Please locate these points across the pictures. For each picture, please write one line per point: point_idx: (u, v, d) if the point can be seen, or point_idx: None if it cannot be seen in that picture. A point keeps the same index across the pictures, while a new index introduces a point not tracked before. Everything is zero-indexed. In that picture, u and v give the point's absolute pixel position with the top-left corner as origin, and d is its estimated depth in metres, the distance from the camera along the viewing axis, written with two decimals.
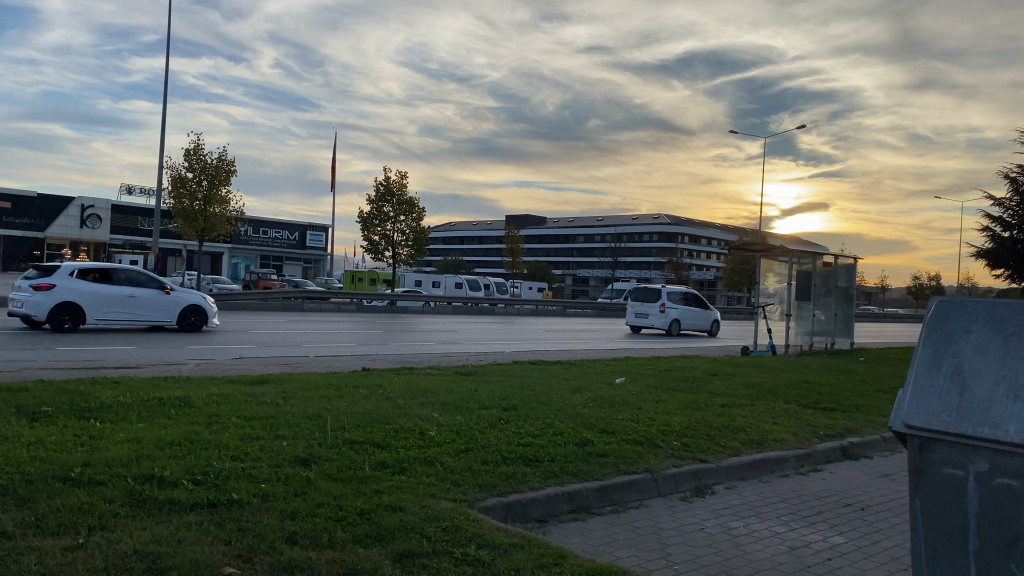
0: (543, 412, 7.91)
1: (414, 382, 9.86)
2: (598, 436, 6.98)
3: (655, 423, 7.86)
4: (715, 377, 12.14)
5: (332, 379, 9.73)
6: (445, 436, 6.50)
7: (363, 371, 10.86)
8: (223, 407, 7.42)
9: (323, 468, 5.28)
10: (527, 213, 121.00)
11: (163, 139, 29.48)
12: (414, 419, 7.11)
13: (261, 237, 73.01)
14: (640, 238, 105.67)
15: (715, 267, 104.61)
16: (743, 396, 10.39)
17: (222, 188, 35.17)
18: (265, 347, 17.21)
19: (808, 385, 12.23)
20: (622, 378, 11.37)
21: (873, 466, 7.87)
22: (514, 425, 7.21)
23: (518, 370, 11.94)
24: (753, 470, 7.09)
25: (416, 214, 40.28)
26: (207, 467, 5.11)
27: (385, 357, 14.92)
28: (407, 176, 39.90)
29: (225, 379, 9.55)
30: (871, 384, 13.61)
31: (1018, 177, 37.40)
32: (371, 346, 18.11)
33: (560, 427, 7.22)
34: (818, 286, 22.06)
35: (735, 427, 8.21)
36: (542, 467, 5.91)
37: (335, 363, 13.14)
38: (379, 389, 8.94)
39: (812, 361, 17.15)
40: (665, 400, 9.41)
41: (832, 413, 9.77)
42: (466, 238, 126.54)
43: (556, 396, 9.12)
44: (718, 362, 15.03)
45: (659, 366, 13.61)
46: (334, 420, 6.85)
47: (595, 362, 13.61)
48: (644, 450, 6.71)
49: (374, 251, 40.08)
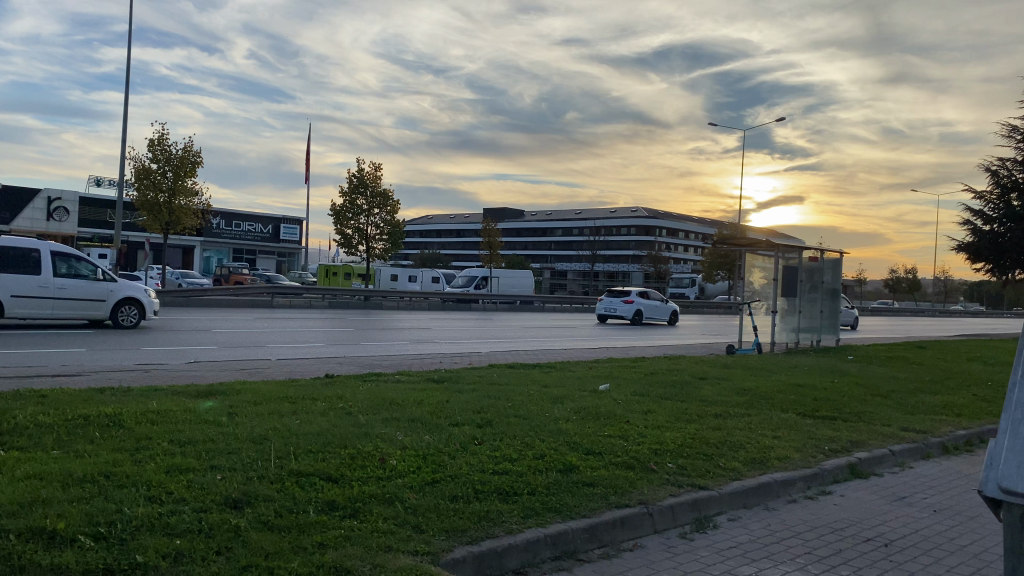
0: (521, 430, 7.08)
1: (380, 393, 8.98)
2: (584, 459, 6.15)
3: (645, 441, 7.05)
4: (704, 382, 11.37)
5: (288, 389, 8.85)
6: (408, 463, 5.65)
7: (325, 380, 9.95)
8: (156, 428, 6.50)
9: (258, 513, 4.43)
10: (505, 207, 120.31)
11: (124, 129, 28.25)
12: (374, 441, 6.25)
13: (234, 230, 71.45)
14: (618, 231, 105.32)
15: (691, 260, 104.64)
16: (735, 405, 9.63)
17: (188, 179, 33.96)
18: (227, 349, 16.24)
19: (802, 389, 11.49)
20: (606, 383, 10.58)
21: (885, 487, 7.11)
22: (488, 446, 6.37)
23: (495, 376, 11.14)
24: (756, 495, 6.30)
25: (390, 207, 39.25)
26: (116, 514, 4.23)
27: (353, 359, 14.03)
28: (381, 168, 38.89)
29: (170, 390, 8.61)
30: (865, 385, 12.97)
31: (998, 171, 37.45)
32: (341, 348, 17.21)
33: (541, 449, 6.38)
34: (804, 282, 21.40)
35: (732, 444, 7.43)
36: (520, 503, 5.07)
37: (297, 367, 12.22)
38: (339, 402, 8.08)
39: (800, 360, 16.53)
40: (654, 411, 8.62)
41: (834, 423, 9.03)
42: (444, 232, 125.60)
43: (535, 408, 8.30)
44: (704, 363, 14.30)
45: (644, 368, 12.87)
46: (282, 445, 5.98)
47: (576, 364, 12.81)
48: (637, 478, 5.89)
49: (347, 245, 39.03)
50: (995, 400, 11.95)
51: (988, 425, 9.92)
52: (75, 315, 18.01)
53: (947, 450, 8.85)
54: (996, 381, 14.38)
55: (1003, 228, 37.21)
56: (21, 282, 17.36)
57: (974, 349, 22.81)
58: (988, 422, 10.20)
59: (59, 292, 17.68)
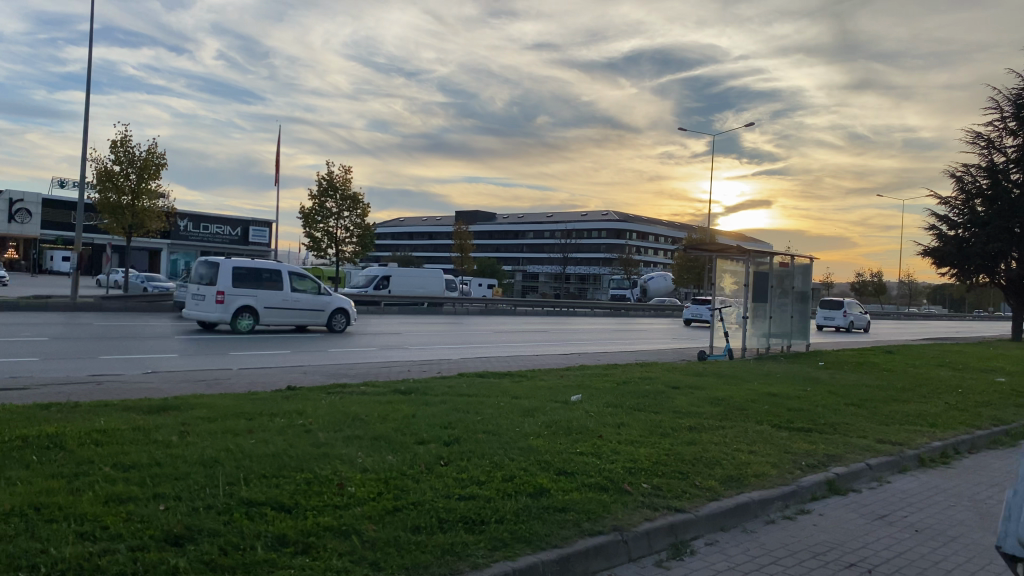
0: (489, 448, 6.77)
1: (344, 406, 8.61)
2: (555, 481, 5.86)
3: (618, 458, 6.77)
4: (677, 391, 11.13)
5: (247, 404, 8.47)
6: (368, 489, 5.33)
7: (286, 393, 9.57)
8: (100, 450, 6.12)
9: (201, 552, 4.08)
10: (476, 210, 119.92)
11: (85, 129, 27.48)
12: (334, 464, 5.92)
13: (201, 232, 70.26)
14: (589, 234, 105.39)
15: (662, 263, 105.10)
16: (709, 416, 9.39)
17: (152, 182, 33.17)
18: (189, 357, 15.74)
19: (776, 398, 11.30)
20: (578, 394, 10.31)
21: (864, 504, 6.89)
22: (455, 467, 6.06)
23: (465, 386, 10.82)
24: (733, 517, 6.04)
25: (360, 210, 38.70)
26: (41, 556, 3.86)
27: (318, 368, 13.62)
28: (351, 171, 38.35)
29: (120, 406, 8.19)
30: (838, 392, 12.82)
31: (961, 177, 38.17)
32: (306, 356, 16.75)
33: (510, 469, 6.08)
34: (775, 287, 21.30)
35: (708, 460, 7.17)
36: (487, 533, 4.75)
37: (259, 378, 11.77)
38: (300, 418, 7.72)
39: (772, 366, 16.39)
40: (627, 424, 8.36)
41: (810, 436, 8.82)
42: (415, 234, 124.87)
43: (506, 422, 8.00)
44: (677, 371, 14.08)
45: (617, 376, 12.59)
46: (234, 470, 5.63)
47: (549, 373, 12.53)
48: (611, 501, 5.60)
49: (316, 249, 38.42)
50: (967, 408, 11.86)
51: (962, 436, 9.80)
52: (302, 322, 22.95)
53: (923, 462, 8.69)
54: (967, 388, 14.33)
55: (969, 233, 37.66)
56: (268, 296, 22.29)
57: (942, 353, 22.89)
58: (963, 432, 10.08)
59: (295, 304, 22.65)
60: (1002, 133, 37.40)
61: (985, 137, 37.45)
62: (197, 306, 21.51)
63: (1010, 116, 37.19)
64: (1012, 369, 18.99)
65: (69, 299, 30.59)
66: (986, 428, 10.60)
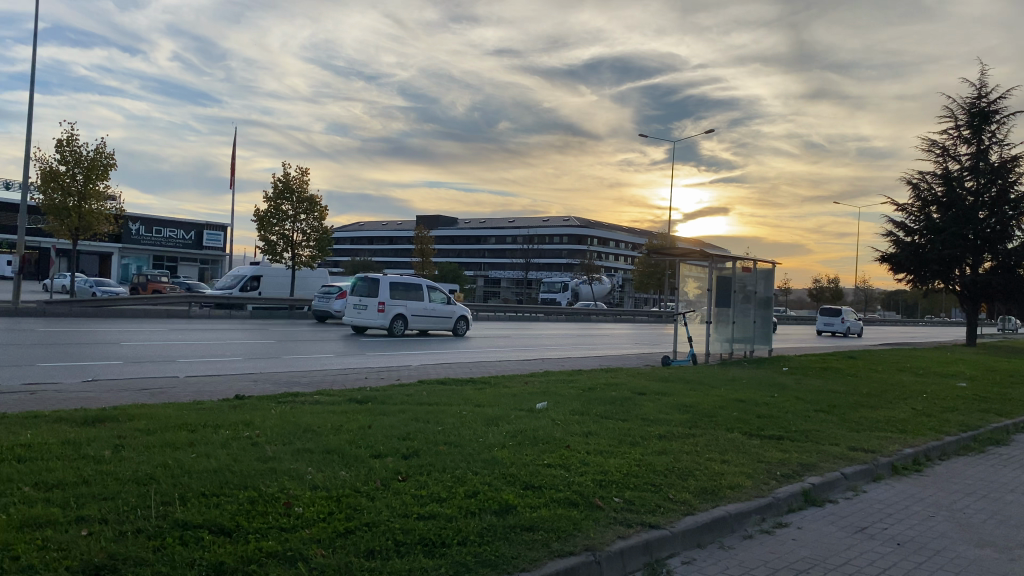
0: (451, 460, 6.36)
1: (295, 418, 8.10)
2: (521, 497, 5.47)
3: (587, 470, 6.41)
4: (643, 398, 10.81)
5: (192, 415, 7.94)
6: (319, 509, 4.88)
7: (234, 403, 9.03)
8: (23, 467, 5.58)
9: None
10: (437, 214, 119.25)
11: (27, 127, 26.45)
12: (281, 481, 5.46)
13: (154, 236, 68.58)
14: (551, 239, 105.49)
15: (623, 269, 105.60)
16: (678, 424, 9.08)
17: (99, 183, 32.13)
18: (134, 364, 15.03)
19: (743, 404, 11.05)
20: (544, 401, 9.92)
21: (841, 516, 6.60)
22: (413, 483, 5.63)
23: (425, 394, 10.37)
24: (709, 532, 5.71)
25: (317, 212, 38.05)
26: None
27: (271, 376, 13.04)
28: (307, 173, 37.69)
29: (51, 417, 7.61)
30: (803, 396, 12.65)
31: (918, 183, 38.71)
32: (260, 362, 16.14)
33: (473, 484, 5.67)
34: (738, 292, 21.25)
35: (680, 471, 6.83)
36: (448, 557, 4.33)
37: (207, 386, 11.19)
38: (248, 430, 7.23)
39: (735, 372, 16.22)
40: (595, 433, 8.00)
41: (782, 443, 8.55)
42: (375, 239, 123.72)
43: (468, 432, 7.58)
44: (641, 376, 13.80)
45: (582, 383, 12.25)
46: (171, 489, 5.14)
47: (512, 380, 12.13)
48: (581, 517, 5.23)
49: (271, 253, 37.58)
50: (934, 414, 11.76)
51: (933, 443, 9.64)
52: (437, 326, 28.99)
53: (896, 470, 8.46)
54: (930, 393, 14.31)
55: (924, 239, 38.27)
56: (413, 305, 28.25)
57: (901, 358, 23.07)
58: (932, 438, 9.93)
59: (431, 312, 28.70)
60: (956, 141, 38.14)
61: (940, 144, 38.15)
62: (361, 314, 27.49)
63: (963, 124, 37.97)
64: (971, 373, 19.12)
65: (11, 304, 29.39)
66: (954, 434, 10.48)
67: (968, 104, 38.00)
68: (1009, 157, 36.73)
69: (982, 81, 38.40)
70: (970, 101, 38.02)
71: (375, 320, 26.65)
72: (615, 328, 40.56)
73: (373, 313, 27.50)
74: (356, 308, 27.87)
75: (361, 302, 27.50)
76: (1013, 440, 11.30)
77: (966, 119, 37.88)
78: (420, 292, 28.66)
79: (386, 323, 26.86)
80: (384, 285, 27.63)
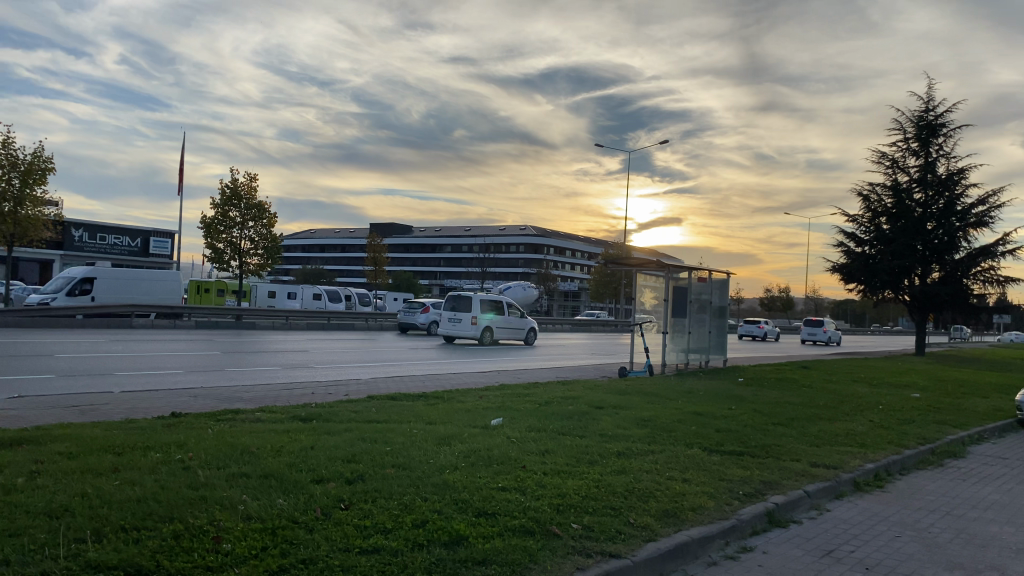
0: (400, 485, 5.95)
1: (234, 439, 7.62)
2: (472, 526, 5.09)
3: (544, 493, 6.05)
4: (601, 412, 10.51)
5: (121, 436, 7.40)
6: (251, 544, 4.46)
7: (170, 422, 8.49)
8: None
9: None
10: (392, 222, 118.36)
11: None
12: (213, 512, 5.01)
13: (98, 243, 66.55)
14: (507, 248, 105.38)
15: (578, 278, 106.09)
16: (637, 440, 8.78)
17: (36, 187, 30.92)
18: (67, 378, 14.29)
19: (702, 417, 10.82)
20: (498, 417, 9.57)
21: (806, 539, 6.35)
22: (357, 512, 5.22)
23: (374, 410, 9.92)
24: (671, 559, 5.40)
25: (267, 219, 37.14)
26: None
27: (213, 390, 12.43)
28: (256, 179, 36.79)
29: None
30: (761, 408, 12.48)
31: (869, 194, 39.33)
32: (203, 375, 15.46)
33: (421, 512, 5.28)
34: (694, 302, 21.14)
35: (640, 492, 6.51)
36: None
37: (143, 403, 10.59)
38: (181, 452, 6.73)
39: (692, 383, 16.06)
40: (552, 451, 7.67)
41: (742, 460, 8.31)
42: (329, 247, 122.34)
43: (418, 453, 7.18)
44: (598, 389, 13.52)
45: (538, 396, 11.94)
46: (87, 523, 4.66)
47: (466, 394, 11.76)
48: (536, 547, 4.88)
49: (218, 261, 36.61)
50: (892, 426, 11.70)
51: (893, 457, 9.52)
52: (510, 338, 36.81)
53: (858, 487, 8.29)
54: (886, 405, 14.31)
55: (874, 250, 38.91)
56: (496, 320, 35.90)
57: (854, 368, 23.26)
58: (892, 452, 9.81)
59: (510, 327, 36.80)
60: (904, 153, 38.92)
61: (889, 157, 38.89)
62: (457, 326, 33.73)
63: (912, 137, 38.78)
64: (923, 384, 19.28)
65: None
66: (913, 447, 10.40)
67: (915, 117, 38.84)
68: (955, 170, 37.58)
69: (929, 95, 39.29)
70: (917, 115, 38.86)
71: (470, 332, 33.34)
72: (570, 338, 40.40)
73: (465, 323, 33.18)
74: (452, 321, 33.45)
75: (456, 317, 33.27)
76: (969, 452, 11.29)
77: (914, 132, 38.71)
78: (505, 308, 34.46)
79: (476, 333, 32.78)
80: (478, 303, 33.61)
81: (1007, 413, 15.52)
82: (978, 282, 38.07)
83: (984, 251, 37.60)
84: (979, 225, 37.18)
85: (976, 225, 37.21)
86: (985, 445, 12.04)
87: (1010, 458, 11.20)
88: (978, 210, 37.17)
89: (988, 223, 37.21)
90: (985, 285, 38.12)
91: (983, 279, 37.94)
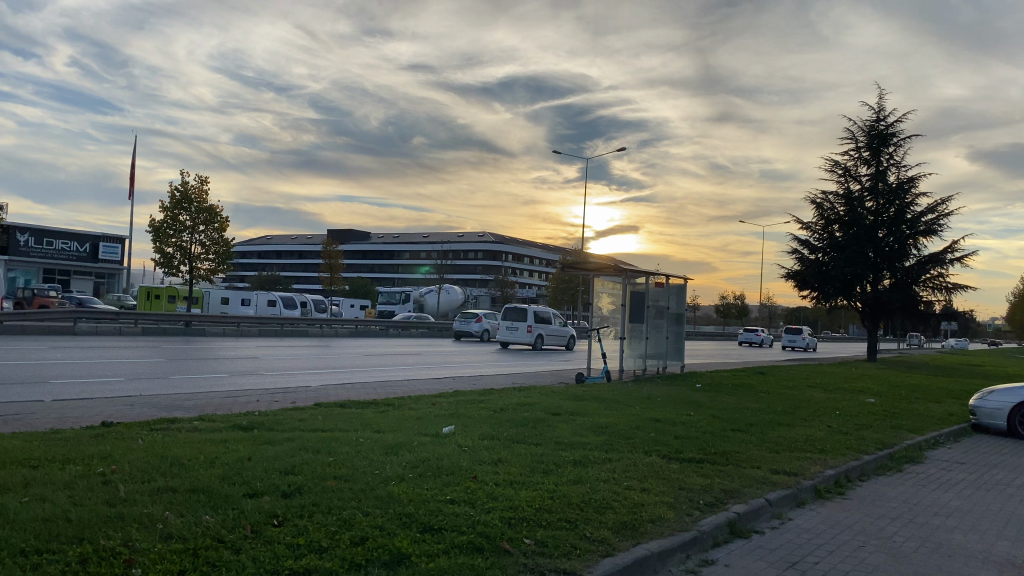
0: (339, 499, 5.54)
1: (164, 449, 7.11)
2: (416, 543, 4.71)
3: (495, 505, 5.70)
4: (557, 419, 10.16)
5: (39, 448, 6.85)
6: (166, 569, 4.01)
7: (97, 432, 7.93)
8: None
9: None
10: (349, 228, 117.16)
11: None
12: (128, 532, 4.54)
13: (45, 248, 64.32)
14: (465, 255, 104.96)
15: (537, 285, 106.26)
16: (594, 447, 8.46)
17: None
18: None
19: (660, 423, 10.54)
20: (450, 425, 9.18)
21: (770, 550, 6.08)
22: (290, 529, 4.80)
23: (320, 419, 9.44)
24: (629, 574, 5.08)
25: (218, 224, 36.24)
26: None
27: (150, 399, 11.78)
28: (208, 182, 35.89)
29: None
30: (719, 414, 12.27)
31: (822, 202, 39.86)
32: (141, 383, 14.73)
33: (362, 529, 4.89)
34: (651, 307, 20.99)
35: (597, 503, 6.18)
36: None
37: (73, 412, 9.95)
38: (103, 464, 6.22)
39: (649, 388, 15.84)
40: (504, 460, 7.31)
41: (701, 468, 8.04)
42: (284, 253, 120.65)
43: (362, 463, 6.77)
44: (555, 395, 13.20)
45: (492, 403, 11.59)
46: None
47: (418, 401, 11.35)
48: (484, 566, 4.51)
49: (167, 265, 35.56)
50: (850, 432, 11.58)
51: (853, 463, 9.36)
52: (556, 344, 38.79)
53: (819, 494, 8.08)
54: (843, 410, 14.25)
55: (827, 257, 39.36)
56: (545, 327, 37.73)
57: (809, 374, 23.32)
58: (852, 458, 9.65)
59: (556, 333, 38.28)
60: (856, 162, 39.49)
61: (842, 165, 39.41)
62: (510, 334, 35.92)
63: (863, 146, 39.37)
64: (877, 389, 19.36)
65: None
66: (872, 453, 10.27)
67: (867, 127, 39.45)
68: (905, 179, 38.21)
69: (880, 106, 39.95)
70: (869, 124, 39.48)
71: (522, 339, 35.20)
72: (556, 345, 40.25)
73: (522, 331, 36.77)
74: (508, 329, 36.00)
75: (511, 325, 35.94)
76: (926, 457, 11.21)
77: (866, 141, 39.31)
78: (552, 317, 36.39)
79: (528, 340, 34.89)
80: (530, 313, 35.97)
81: (960, 417, 15.58)
82: (928, 289, 38.69)
83: (934, 258, 38.24)
84: (929, 233, 37.81)
85: (926, 232, 37.83)
86: (941, 450, 11.98)
87: (966, 462, 11.14)
88: (928, 218, 37.81)
89: (937, 230, 37.86)
90: (935, 292, 38.76)
91: (933, 286, 38.57)
